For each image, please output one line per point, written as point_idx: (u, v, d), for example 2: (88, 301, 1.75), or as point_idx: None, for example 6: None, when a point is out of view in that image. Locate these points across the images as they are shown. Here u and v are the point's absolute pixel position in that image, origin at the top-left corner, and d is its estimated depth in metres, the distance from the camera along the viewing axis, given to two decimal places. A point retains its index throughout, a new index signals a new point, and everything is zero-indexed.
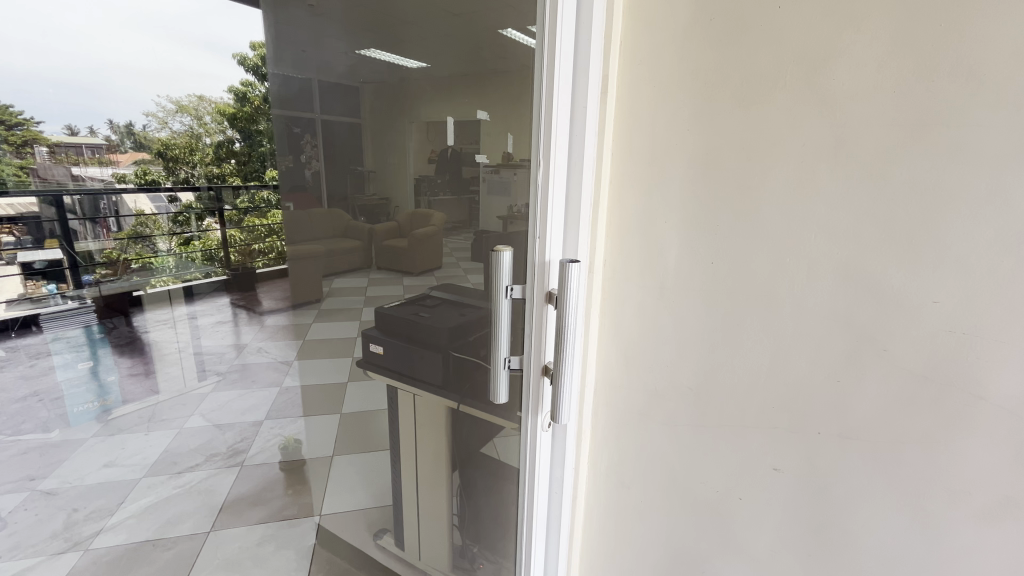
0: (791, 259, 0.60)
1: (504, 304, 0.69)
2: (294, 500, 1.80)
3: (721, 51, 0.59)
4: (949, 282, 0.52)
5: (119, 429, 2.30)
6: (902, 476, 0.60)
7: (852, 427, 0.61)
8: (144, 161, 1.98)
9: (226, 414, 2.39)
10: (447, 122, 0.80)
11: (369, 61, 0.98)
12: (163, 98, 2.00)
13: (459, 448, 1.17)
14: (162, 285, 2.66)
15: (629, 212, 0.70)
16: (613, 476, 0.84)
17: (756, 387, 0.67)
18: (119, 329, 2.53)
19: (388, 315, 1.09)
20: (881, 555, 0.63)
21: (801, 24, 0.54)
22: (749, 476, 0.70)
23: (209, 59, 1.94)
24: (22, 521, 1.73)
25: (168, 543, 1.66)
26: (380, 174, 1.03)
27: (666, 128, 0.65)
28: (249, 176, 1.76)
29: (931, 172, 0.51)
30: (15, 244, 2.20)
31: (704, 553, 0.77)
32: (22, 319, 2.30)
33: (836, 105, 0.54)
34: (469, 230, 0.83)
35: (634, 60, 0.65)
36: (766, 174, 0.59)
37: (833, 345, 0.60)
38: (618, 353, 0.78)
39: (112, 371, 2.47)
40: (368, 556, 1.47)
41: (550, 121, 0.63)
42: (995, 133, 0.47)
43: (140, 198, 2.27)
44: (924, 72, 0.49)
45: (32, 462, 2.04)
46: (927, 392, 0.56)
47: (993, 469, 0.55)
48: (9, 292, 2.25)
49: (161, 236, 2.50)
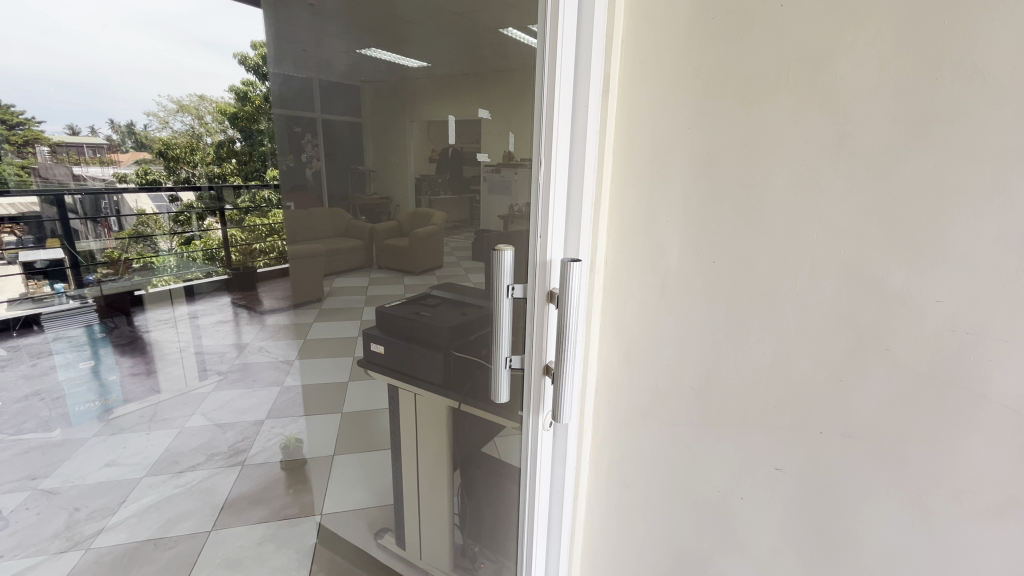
0: (794, 258, 0.60)
1: (504, 303, 0.69)
2: (295, 500, 1.80)
3: (722, 50, 0.59)
4: (953, 280, 0.52)
5: (119, 429, 2.36)
6: (904, 475, 0.59)
7: (855, 426, 0.61)
8: (145, 161, 1.87)
9: (227, 414, 2.41)
10: (448, 120, 0.80)
11: (369, 61, 0.98)
12: (163, 98, 1.99)
13: (459, 448, 1.17)
14: (163, 284, 2.60)
15: (630, 211, 0.70)
16: (614, 475, 0.84)
17: (758, 386, 0.67)
18: (119, 329, 2.58)
19: (388, 314, 1.08)
20: (882, 554, 0.63)
21: (804, 22, 0.54)
22: (750, 475, 0.70)
23: (208, 58, 1.95)
24: (24, 521, 1.73)
25: (170, 542, 1.66)
26: (380, 173, 1.03)
27: (667, 126, 0.64)
28: (250, 176, 1.81)
29: (934, 170, 0.50)
30: (16, 244, 2.01)
31: (706, 552, 0.77)
32: (23, 319, 2.24)
33: (839, 103, 0.54)
34: (470, 229, 0.82)
35: (635, 59, 0.65)
36: (768, 173, 0.59)
37: (834, 344, 0.60)
38: (619, 352, 0.77)
39: (112, 371, 2.55)
40: (369, 555, 1.47)
41: (552, 120, 0.63)
42: (999, 131, 0.47)
43: (142, 198, 2.06)
44: (927, 70, 0.49)
45: (34, 461, 2.07)
46: (929, 391, 0.56)
47: (997, 468, 0.54)
48: (12, 293, 2.14)
49: (163, 235, 2.31)
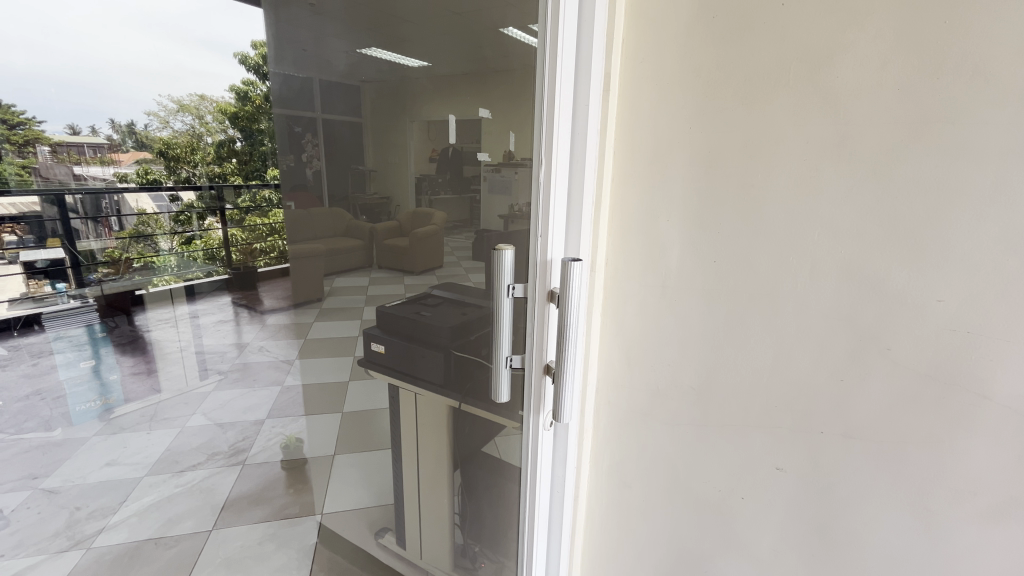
0: (795, 258, 0.60)
1: (504, 303, 0.69)
2: (295, 499, 1.80)
3: (722, 49, 0.59)
4: (954, 281, 0.52)
5: (120, 429, 2.33)
6: (905, 475, 0.59)
7: (856, 426, 0.61)
8: (145, 161, 1.90)
9: (228, 413, 2.40)
10: (448, 119, 0.80)
11: (370, 61, 0.98)
12: (164, 98, 1.98)
13: (459, 448, 1.17)
14: (164, 284, 2.62)
15: (631, 211, 0.70)
16: (615, 475, 0.84)
17: (758, 386, 0.67)
18: (120, 329, 2.55)
19: (388, 314, 1.08)
20: (883, 555, 0.63)
21: (806, 21, 0.54)
22: (751, 475, 0.70)
23: (209, 58, 1.95)
24: (25, 520, 1.72)
25: (171, 541, 1.66)
26: (381, 173, 1.03)
27: (668, 126, 0.64)
28: (250, 176, 1.81)
29: (936, 170, 0.50)
30: (16, 244, 2.06)
31: (707, 552, 0.77)
32: (24, 319, 2.26)
33: (841, 103, 0.53)
34: (471, 229, 0.82)
35: (635, 59, 0.65)
36: (769, 173, 0.59)
37: (835, 344, 0.60)
38: (620, 351, 0.77)
39: (114, 371, 2.52)
40: (370, 555, 1.47)
41: (552, 120, 0.63)
42: (1000, 131, 0.47)
43: (143, 198, 2.09)
44: (929, 70, 0.49)
45: (36, 460, 2.05)
46: (931, 391, 0.56)
47: (999, 469, 0.54)
48: (13, 292, 2.17)
49: (164, 235, 2.35)
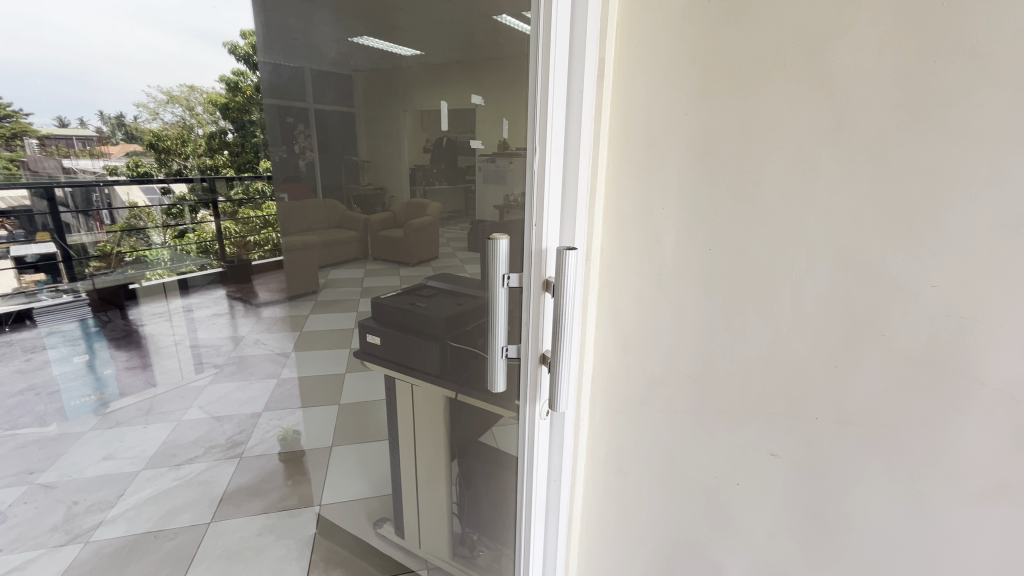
0: (791, 245, 0.60)
1: (500, 293, 0.67)
2: (294, 491, 1.81)
3: (719, 33, 0.58)
4: (948, 264, 0.52)
5: (116, 422, 2.32)
6: (901, 459, 0.60)
7: (849, 413, 0.61)
8: (135, 153, 1.94)
9: (225, 406, 2.43)
10: (441, 107, 0.80)
11: (362, 49, 0.97)
12: (154, 89, 1.91)
13: (457, 437, 1.18)
14: (157, 276, 2.72)
15: (626, 196, 0.69)
16: (611, 463, 0.85)
17: (754, 372, 0.67)
18: (114, 322, 2.64)
19: (384, 306, 1.07)
20: (875, 538, 0.64)
21: (800, 6, 0.53)
22: (747, 461, 0.70)
23: (201, 48, 1.83)
24: (22, 515, 1.68)
25: (170, 534, 1.65)
26: (376, 164, 1.01)
27: (664, 110, 0.64)
28: (243, 167, 1.73)
29: (931, 154, 0.50)
30: (7, 238, 1.96)
31: (704, 538, 0.78)
32: (15, 314, 2.19)
33: (838, 88, 0.53)
34: (465, 220, 0.84)
35: (631, 45, 0.64)
36: (765, 159, 0.59)
37: (831, 330, 0.60)
38: (616, 339, 0.77)
39: (110, 364, 2.56)
40: (369, 544, 1.51)
41: (547, 104, 0.61)
42: (995, 114, 0.47)
43: (133, 192, 2.11)
44: (927, 51, 0.48)
45: (33, 455, 1.99)
46: (925, 375, 0.56)
47: (989, 452, 0.55)
48: (4, 287, 2.08)
49: (156, 228, 2.37)
